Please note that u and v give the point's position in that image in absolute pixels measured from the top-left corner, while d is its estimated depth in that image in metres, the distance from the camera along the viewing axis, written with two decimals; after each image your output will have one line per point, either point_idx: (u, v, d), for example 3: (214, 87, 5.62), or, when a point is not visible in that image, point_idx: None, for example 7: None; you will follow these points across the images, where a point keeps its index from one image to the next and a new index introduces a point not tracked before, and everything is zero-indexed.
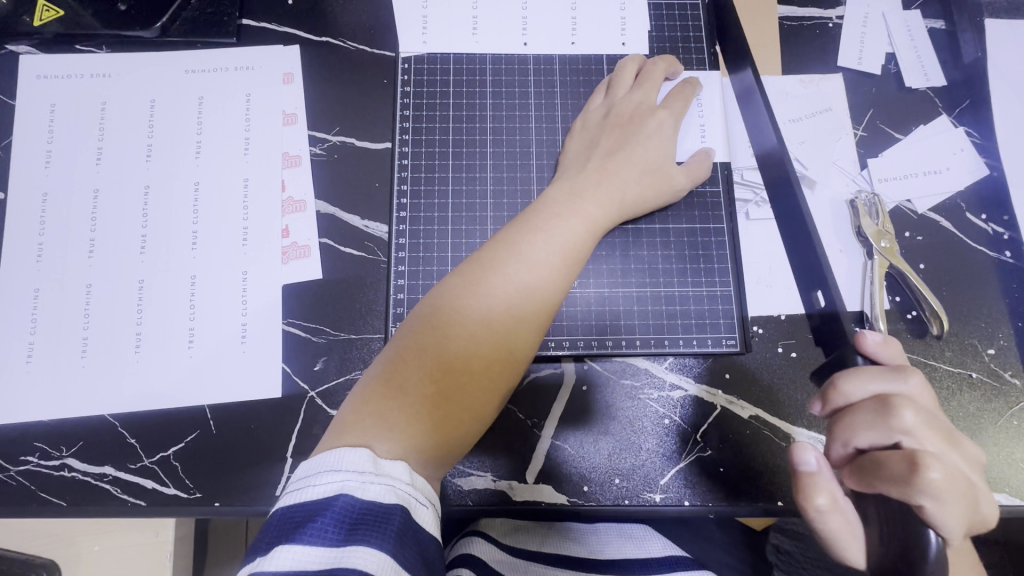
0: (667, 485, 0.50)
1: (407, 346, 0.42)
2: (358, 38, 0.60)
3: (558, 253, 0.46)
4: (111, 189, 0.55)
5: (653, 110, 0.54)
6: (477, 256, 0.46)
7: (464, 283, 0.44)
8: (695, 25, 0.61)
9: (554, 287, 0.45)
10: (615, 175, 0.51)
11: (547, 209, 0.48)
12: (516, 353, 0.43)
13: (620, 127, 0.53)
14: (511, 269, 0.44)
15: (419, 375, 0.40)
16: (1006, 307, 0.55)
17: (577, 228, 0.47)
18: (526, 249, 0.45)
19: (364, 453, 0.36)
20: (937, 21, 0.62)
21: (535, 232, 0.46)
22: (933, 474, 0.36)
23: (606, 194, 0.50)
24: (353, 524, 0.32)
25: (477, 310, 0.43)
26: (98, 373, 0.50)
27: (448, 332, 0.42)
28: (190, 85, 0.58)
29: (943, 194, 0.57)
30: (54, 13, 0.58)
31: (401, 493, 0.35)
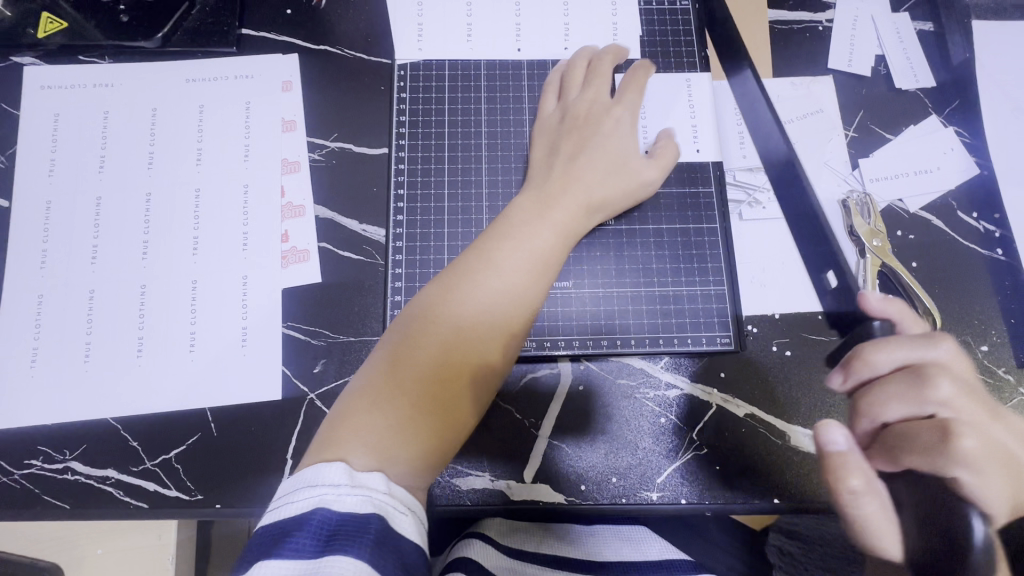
0: (663, 483, 0.50)
1: (385, 360, 0.42)
2: (355, 46, 0.61)
3: (529, 261, 0.46)
4: (114, 196, 0.56)
5: (643, 113, 0.55)
6: (450, 268, 0.46)
7: (435, 297, 0.44)
8: (686, 30, 0.62)
9: (526, 294, 0.46)
10: (582, 179, 0.51)
11: (518, 218, 0.48)
12: (492, 362, 0.44)
13: (576, 130, 0.54)
14: (481, 280, 0.45)
15: (396, 388, 0.41)
16: (998, 304, 0.55)
17: (549, 237, 0.48)
18: (494, 259, 0.46)
19: (340, 467, 0.36)
20: (926, 23, 0.63)
21: (507, 241, 0.47)
22: (963, 442, 0.35)
23: (578, 200, 0.50)
24: (329, 536, 0.33)
25: (451, 320, 0.43)
26: (101, 377, 0.51)
27: (424, 344, 0.42)
28: (191, 94, 0.59)
29: (934, 193, 0.58)
30: (58, 25, 0.59)
31: (378, 503, 0.35)
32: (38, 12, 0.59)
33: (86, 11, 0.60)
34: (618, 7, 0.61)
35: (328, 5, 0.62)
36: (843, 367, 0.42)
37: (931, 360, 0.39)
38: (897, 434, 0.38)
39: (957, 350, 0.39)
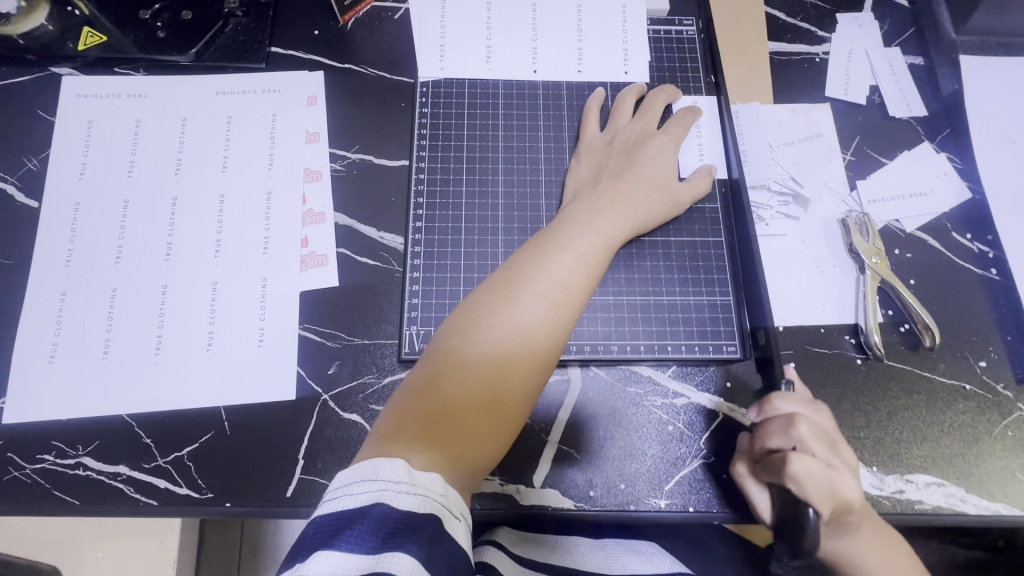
0: (672, 491, 0.51)
1: (437, 359, 0.44)
2: (379, 66, 0.64)
3: (581, 267, 0.48)
4: (141, 200, 0.58)
5: (654, 135, 0.58)
6: (500, 272, 0.48)
7: (494, 299, 0.46)
8: (692, 57, 0.65)
9: (579, 299, 0.47)
10: (627, 194, 0.54)
11: (565, 226, 0.51)
12: (540, 365, 0.45)
13: (625, 152, 0.57)
14: (539, 285, 0.46)
15: (451, 387, 0.42)
16: (995, 321, 0.57)
17: (596, 244, 0.50)
18: (551, 266, 0.47)
19: (398, 464, 0.36)
20: (916, 58, 0.67)
21: (557, 247, 0.49)
22: (793, 467, 0.44)
23: (620, 211, 0.53)
24: (389, 533, 0.33)
25: (509, 321, 0.45)
26: (118, 374, 0.52)
27: (477, 345, 0.44)
28: (221, 105, 0.62)
29: (930, 215, 0.61)
30: (97, 39, 0.62)
31: (434, 505, 0.36)
32: (80, 28, 0.63)
33: (125, 28, 0.63)
34: (629, 35, 0.65)
35: (355, 29, 0.66)
36: (756, 406, 0.50)
37: (805, 414, 0.47)
38: (767, 459, 0.47)
39: (826, 411, 0.48)
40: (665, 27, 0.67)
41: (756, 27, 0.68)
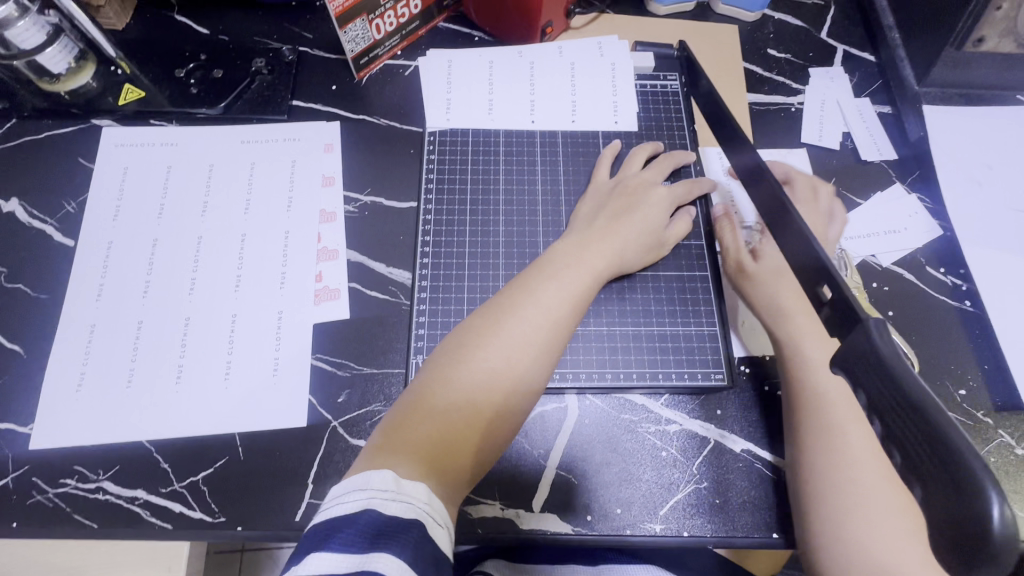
0: (666, 515, 0.52)
1: (433, 375, 0.47)
2: (390, 117, 0.71)
3: (568, 297, 0.52)
4: (169, 238, 0.62)
5: (656, 188, 0.62)
6: (495, 300, 0.52)
7: (485, 324, 0.50)
8: (677, 108, 0.71)
9: (565, 327, 0.51)
10: (618, 234, 0.58)
11: (559, 260, 0.55)
12: (525, 387, 0.48)
13: (625, 197, 0.61)
14: (527, 311, 0.50)
15: (443, 403, 0.45)
16: (972, 350, 0.60)
17: (584, 277, 0.54)
18: (540, 294, 0.51)
19: (387, 475, 0.39)
20: (884, 106, 0.74)
21: (548, 279, 0.53)
22: None
23: (608, 250, 0.57)
24: (377, 534, 0.35)
25: (499, 346, 0.48)
26: (139, 401, 0.55)
27: (468, 365, 0.47)
28: (245, 152, 0.67)
29: (904, 251, 0.65)
30: (135, 94, 0.69)
31: (419, 512, 0.38)
32: (121, 84, 0.69)
33: (161, 85, 0.70)
34: (618, 90, 0.71)
35: (370, 84, 0.72)
36: None
37: None
38: None
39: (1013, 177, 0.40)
40: (652, 81, 0.73)
41: (736, 79, 0.74)
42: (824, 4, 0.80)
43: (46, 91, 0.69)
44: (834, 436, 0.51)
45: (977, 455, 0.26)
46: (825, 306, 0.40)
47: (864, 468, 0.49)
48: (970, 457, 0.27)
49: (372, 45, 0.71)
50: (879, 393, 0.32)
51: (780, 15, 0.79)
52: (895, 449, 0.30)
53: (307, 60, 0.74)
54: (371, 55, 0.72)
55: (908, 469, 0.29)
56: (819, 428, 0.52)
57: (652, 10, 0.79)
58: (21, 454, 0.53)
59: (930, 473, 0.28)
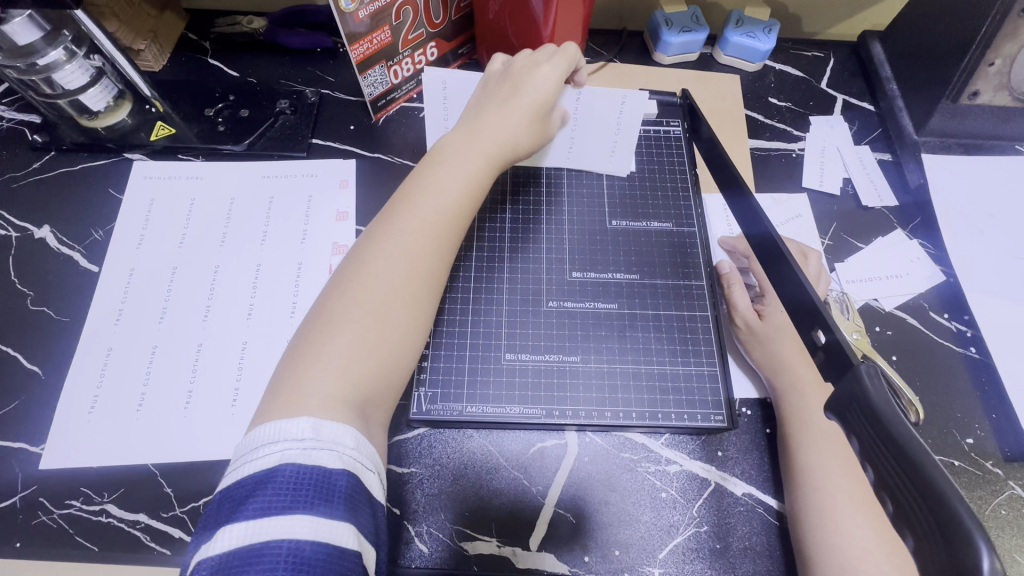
0: (665, 559, 0.52)
1: (321, 321, 0.48)
2: (404, 155, 0.74)
3: (447, 197, 0.55)
4: (188, 267, 0.65)
5: (543, 68, 0.63)
6: (373, 236, 0.52)
7: (364, 257, 0.51)
8: (679, 152, 0.74)
9: (451, 216, 0.55)
10: (502, 124, 0.59)
11: (412, 192, 0.55)
12: (416, 287, 0.51)
13: (515, 82, 0.62)
14: (406, 233, 0.52)
15: (338, 341, 0.46)
16: (979, 397, 0.60)
17: (467, 164, 0.57)
18: (407, 217, 0.53)
19: (302, 422, 0.42)
20: (884, 154, 0.76)
21: (434, 223, 0.53)
22: None
23: (455, 165, 0.57)
24: (296, 488, 0.38)
25: (380, 271, 0.50)
26: (148, 425, 0.56)
27: (359, 305, 0.48)
28: (264, 187, 0.71)
29: (908, 295, 0.65)
30: (167, 131, 0.74)
31: (344, 458, 0.41)
32: (154, 122, 0.74)
33: (191, 124, 0.74)
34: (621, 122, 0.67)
35: (386, 126, 0.77)
36: None
37: None
38: None
39: None
40: (654, 127, 0.75)
41: (738, 126, 0.76)
42: (822, 57, 0.84)
43: (85, 126, 0.73)
44: (817, 459, 0.53)
45: (961, 501, 0.27)
46: (819, 350, 0.41)
47: (846, 503, 0.51)
48: (956, 503, 0.27)
49: (390, 89, 0.75)
50: (869, 439, 0.33)
51: (781, 65, 0.83)
52: (887, 497, 0.31)
53: (328, 101, 0.78)
54: (388, 99, 0.76)
55: (900, 516, 0.30)
56: (813, 471, 0.52)
57: (657, 60, 0.83)
58: (30, 474, 0.54)
59: (918, 520, 0.28)
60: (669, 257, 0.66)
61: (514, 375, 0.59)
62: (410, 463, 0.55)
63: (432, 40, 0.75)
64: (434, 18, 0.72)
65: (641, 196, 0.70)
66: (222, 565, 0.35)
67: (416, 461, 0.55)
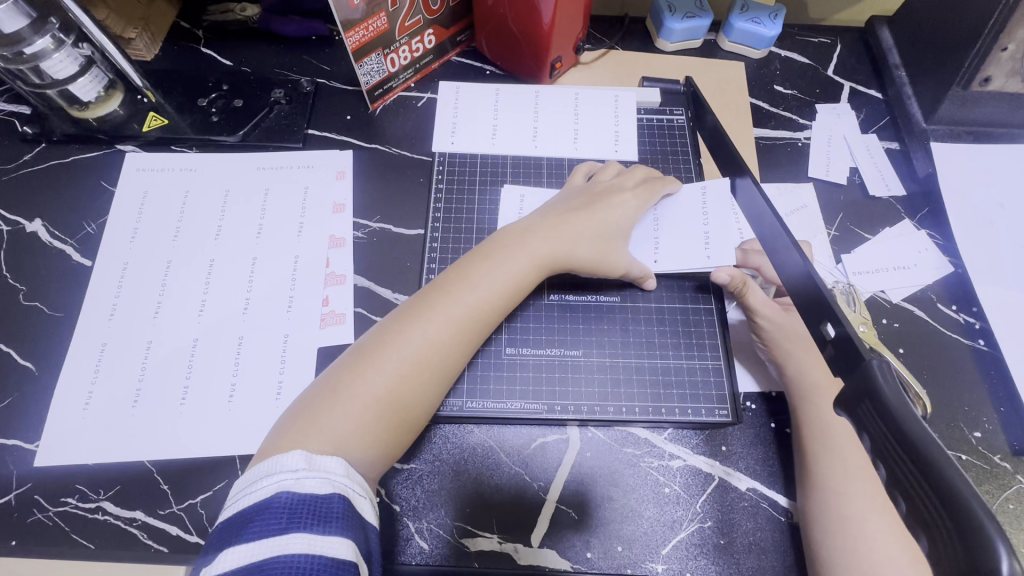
0: (668, 555, 0.51)
1: (346, 373, 0.48)
2: (401, 146, 0.73)
3: (495, 288, 0.54)
4: (182, 261, 0.64)
5: (619, 190, 0.62)
6: (419, 307, 0.52)
7: (404, 324, 0.50)
8: (683, 140, 0.72)
9: (493, 311, 0.53)
10: (563, 229, 0.58)
11: (467, 275, 0.54)
12: (439, 371, 0.50)
13: (587, 201, 0.61)
14: (450, 311, 0.51)
15: (361, 390, 0.47)
16: (988, 391, 0.59)
17: (519, 258, 0.55)
18: (455, 299, 0.52)
19: (298, 455, 0.41)
20: (892, 143, 0.74)
21: (477, 318, 0.52)
22: None
23: (511, 260, 0.55)
24: (289, 513, 0.37)
25: (415, 342, 0.49)
26: (143, 421, 0.55)
27: (385, 372, 0.48)
28: (260, 179, 0.69)
29: (916, 287, 0.64)
30: (159, 122, 0.72)
31: (337, 485, 0.40)
32: (146, 113, 0.73)
33: (184, 114, 0.73)
34: (620, 121, 0.73)
35: (383, 115, 0.75)
36: None
37: None
38: None
39: None
40: (657, 116, 0.74)
41: (743, 114, 0.75)
42: (830, 43, 0.82)
43: (76, 117, 0.72)
44: (825, 454, 0.52)
45: (976, 499, 0.26)
46: (828, 345, 0.40)
47: (854, 499, 0.50)
48: (971, 501, 0.26)
49: (386, 78, 0.73)
50: (880, 435, 0.32)
51: (787, 52, 0.81)
52: (901, 497, 0.30)
53: (324, 91, 0.77)
54: (385, 87, 0.74)
55: (914, 516, 0.29)
56: (820, 466, 0.52)
57: (660, 47, 0.81)
58: (24, 471, 0.54)
59: (933, 520, 0.27)
60: None
61: (515, 370, 0.58)
62: (410, 459, 0.54)
63: (429, 27, 0.73)
64: (432, 5, 0.71)
65: None
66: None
67: (416, 458, 0.54)
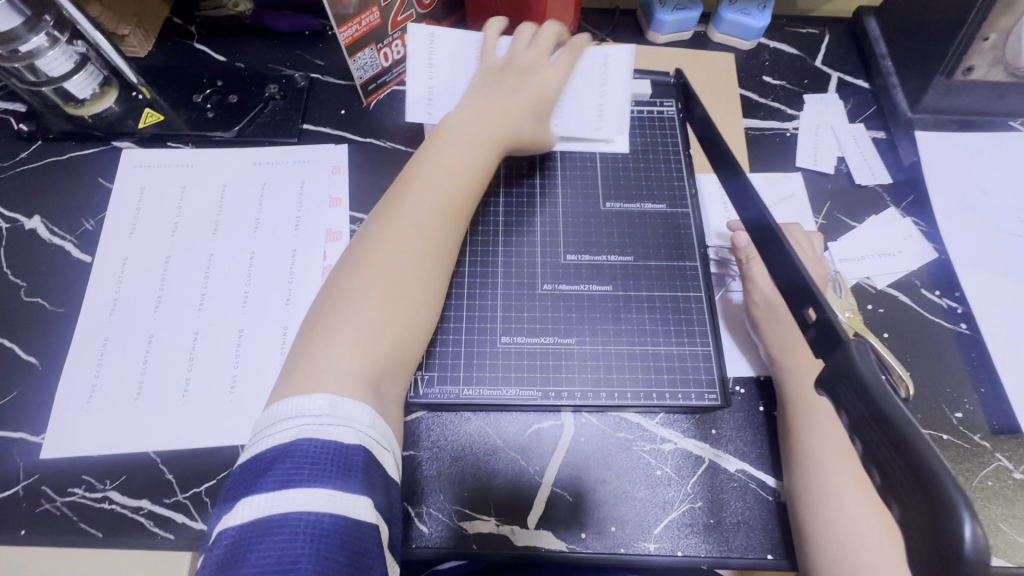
0: (660, 535, 0.53)
1: (324, 313, 0.48)
2: (396, 139, 0.74)
3: (445, 182, 0.56)
4: (181, 256, 0.65)
5: (545, 65, 0.66)
6: (373, 227, 0.53)
7: (363, 251, 0.51)
8: (673, 132, 0.74)
9: (455, 203, 0.56)
10: (504, 119, 0.61)
11: (407, 183, 0.56)
12: (421, 279, 0.51)
13: (514, 75, 0.64)
14: (404, 221, 0.53)
15: (348, 322, 0.47)
16: (969, 372, 0.60)
17: (459, 157, 0.58)
18: (405, 206, 0.54)
19: (319, 399, 0.42)
20: (879, 132, 0.75)
21: (436, 213, 0.54)
22: None
23: (449, 176, 0.57)
24: (315, 460, 0.39)
25: (382, 260, 0.51)
26: (146, 413, 0.56)
27: (365, 293, 0.49)
28: (256, 174, 0.70)
29: (901, 273, 0.65)
30: (154, 119, 0.73)
31: (360, 434, 0.42)
32: (141, 109, 0.73)
33: (179, 110, 0.73)
34: (606, 87, 0.69)
35: (377, 109, 0.76)
36: None
37: None
38: None
39: None
40: (648, 107, 0.75)
41: (732, 105, 0.76)
42: (818, 34, 0.83)
43: (71, 115, 0.72)
44: (811, 436, 0.54)
45: (952, 478, 0.27)
46: (810, 328, 0.41)
47: (838, 477, 0.52)
48: (945, 479, 0.28)
49: (380, 73, 0.74)
50: (859, 414, 0.33)
51: (776, 43, 0.82)
52: (876, 472, 0.31)
53: (318, 85, 0.77)
54: (379, 82, 0.75)
55: (887, 489, 0.30)
56: (807, 447, 0.53)
57: (650, 39, 0.82)
58: (31, 463, 0.55)
59: (905, 494, 0.29)
60: (663, 238, 0.66)
61: (508, 359, 0.59)
62: (410, 446, 0.56)
63: (421, 21, 0.74)
64: None
65: (634, 176, 0.70)
66: (243, 536, 0.36)
67: (415, 444, 0.56)
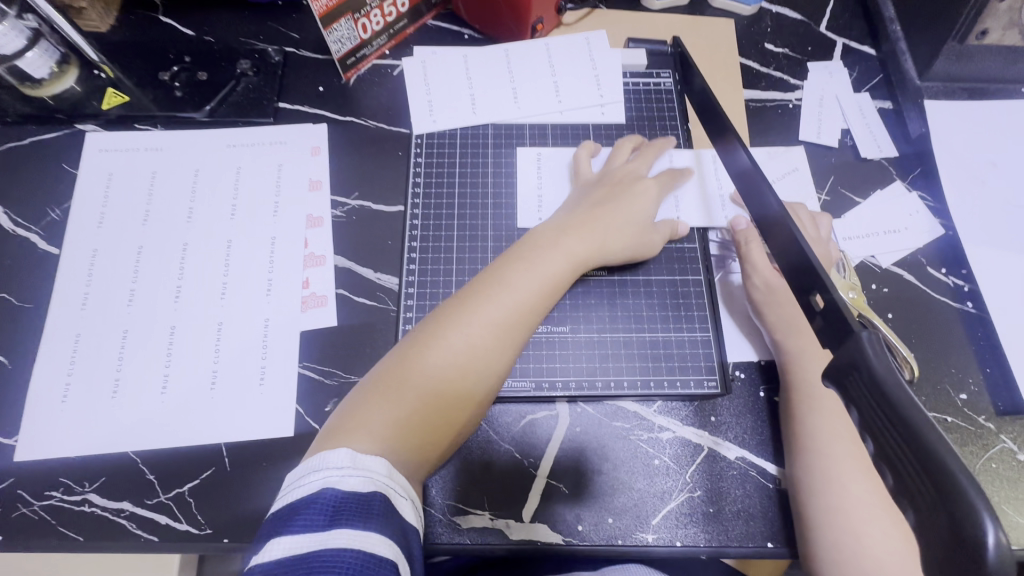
0: (658, 526, 0.51)
1: (382, 382, 0.46)
2: (378, 117, 0.70)
3: (538, 282, 0.52)
4: (154, 246, 0.61)
5: (641, 179, 0.62)
6: (467, 297, 0.51)
7: (436, 324, 0.49)
8: (670, 107, 0.71)
9: (531, 310, 0.51)
10: (608, 215, 0.58)
11: (544, 252, 0.54)
12: (483, 369, 0.48)
13: (613, 188, 0.61)
14: (489, 304, 0.50)
15: (402, 395, 0.45)
16: (974, 353, 0.59)
17: (560, 263, 0.54)
18: (504, 285, 0.51)
19: (343, 453, 0.40)
20: (885, 102, 0.72)
21: (521, 314, 0.51)
22: None
23: (554, 256, 0.54)
24: (337, 509, 0.37)
25: (454, 340, 0.48)
26: (123, 412, 0.54)
27: (426, 373, 0.46)
28: (231, 157, 0.66)
29: (906, 251, 0.63)
30: (119, 99, 0.68)
31: (379, 484, 0.39)
32: (104, 89, 0.68)
33: (145, 90, 0.69)
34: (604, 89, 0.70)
35: (356, 85, 0.71)
36: None
37: None
38: None
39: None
40: (646, 79, 0.72)
41: (732, 76, 0.72)
42: None
43: (29, 96, 0.68)
44: (813, 421, 0.52)
45: (971, 486, 0.25)
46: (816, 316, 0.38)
47: (842, 464, 0.50)
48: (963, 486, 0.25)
49: (358, 45, 0.70)
50: (869, 410, 0.31)
51: (778, 8, 0.77)
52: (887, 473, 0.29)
53: (294, 60, 0.73)
54: (358, 55, 0.71)
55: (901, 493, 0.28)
56: (809, 433, 0.52)
57: (645, 5, 0.78)
58: (6, 467, 0.53)
59: (920, 498, 0.27)
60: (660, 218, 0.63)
61: None
62: None
63: None
64: None
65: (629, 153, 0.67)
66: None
67: None
